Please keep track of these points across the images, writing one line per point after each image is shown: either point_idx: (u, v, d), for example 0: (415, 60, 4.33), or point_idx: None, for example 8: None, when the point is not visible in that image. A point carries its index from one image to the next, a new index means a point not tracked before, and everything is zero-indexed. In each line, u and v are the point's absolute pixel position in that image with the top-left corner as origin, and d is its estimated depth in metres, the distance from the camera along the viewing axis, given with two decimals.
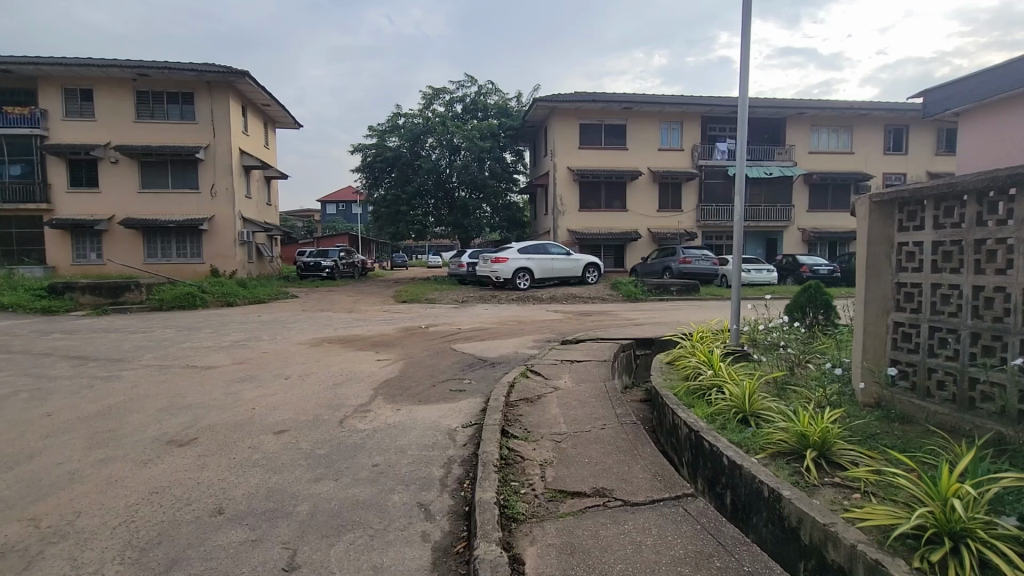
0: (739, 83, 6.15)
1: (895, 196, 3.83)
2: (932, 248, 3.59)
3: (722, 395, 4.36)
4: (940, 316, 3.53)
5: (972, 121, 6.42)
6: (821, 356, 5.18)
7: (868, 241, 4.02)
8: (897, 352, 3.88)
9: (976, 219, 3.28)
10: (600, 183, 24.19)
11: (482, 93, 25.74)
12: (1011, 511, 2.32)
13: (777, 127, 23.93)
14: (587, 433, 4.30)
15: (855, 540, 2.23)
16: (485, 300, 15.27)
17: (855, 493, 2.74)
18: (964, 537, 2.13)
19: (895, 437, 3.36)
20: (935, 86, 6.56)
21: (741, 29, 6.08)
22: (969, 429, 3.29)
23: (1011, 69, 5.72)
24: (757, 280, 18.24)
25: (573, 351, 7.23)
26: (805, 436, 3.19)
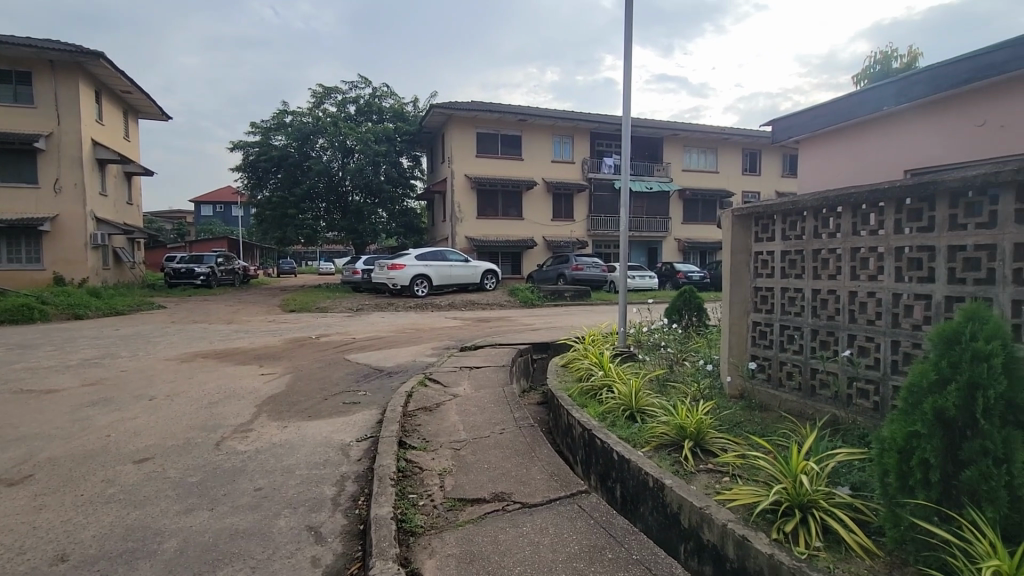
0: (623, 103, 6.65)
1: (751, 211, 4.37)
2: (781, 256, 4.16)
3: (611, 394, 4.64)
4: (789, 316, 4.09)
5: (809, 148, 7.53)
6: (695, 354, 5.74)
7: (731, 250, 4.54)
8: (756, 348, 4.42)
9: (814, 232, 3.86)
10: (497, 191, 24.64)
11: (377, 95, 25.03)
12: (844, 481, 2.74)
13: (656, 146, 26.13)
14: (486, 439, 4.35)
15: (726, 519, 2.49)
16: (381, 307, 14.81)
17: (725, 476, 3.07)
18: (810, 507, 2.49)
19: (755, 424, 3.81)
20: (781, 116, 7.54)
21: (624, 54, 6.58)
22: (812, 412, 3.83)
23: (837, 107, 6.82)
24: (641, 286, 19.67)
25: (471, 358, 7.27)
26: (683, 428, 3.51)
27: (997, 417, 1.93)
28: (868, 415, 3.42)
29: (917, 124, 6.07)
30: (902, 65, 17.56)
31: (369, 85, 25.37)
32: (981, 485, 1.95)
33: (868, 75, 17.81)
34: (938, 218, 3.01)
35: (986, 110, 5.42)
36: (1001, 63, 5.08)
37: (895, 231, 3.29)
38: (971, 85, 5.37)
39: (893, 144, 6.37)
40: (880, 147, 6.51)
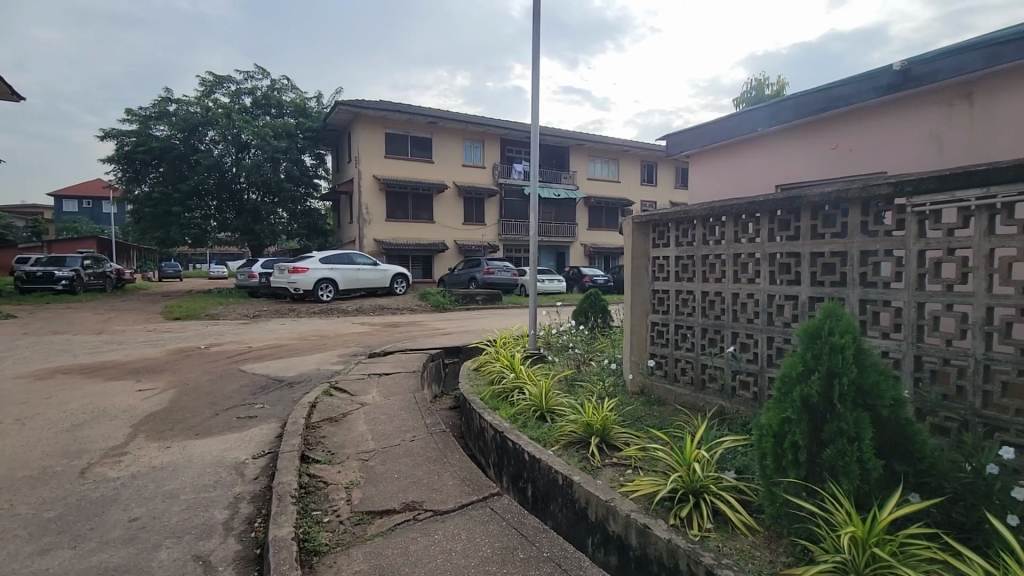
0: (532, 111, 6.83)
1: (649, 218, 4.68)
2: (675, 261, 4.49)
3: (522, 395, 4.74)
4: (682, 316, 4.43)
5: (697, 162, 8.21)
6: (601, 354, 6.02)
7: (631, 255, 4.83)
8: (654, 347, 4.73)
9: (703, 239, 4.22)
10: (407, 194, 24.15)
11: (276, 87, 23.51)
12: (730, 466, 3.02)
13: (563, 155, 27.09)
14: (396, 447, 4.24)
15: (629, 510, 2.64)
16: (281, 313, 13.89)
17: (627, 469, 3.25)
18: (702, 492, 2.70)
19: (654, 418, 4.07)
20: (674, 132, 8.15)
21: (532, 63, 6.77)
22: (702, 404, 4.17)
23: (720, 125, 7.48)
24: (550, 290, 20.26)
25: (381, 364, 7.05)
26: (590, 425, 3.67)
27: (849, 401, 2.23)
28: (749, 405, 3.79)
29: (786, 144, 6.86)
30: (772, 93, 19.83)
31: (267, 76, 23.77)
32: (839, 461, 2.23)
33: (746, 101, 19.89)
34: (803, 228, 3.43)
35: (838, 136, 6.29)
36: (850, 95, 5.91)
37: (769, 239, 3.69)
38: (827, 113, 6.18)
39: (766, 162, 7.14)
40: (756, 164, 7.26)
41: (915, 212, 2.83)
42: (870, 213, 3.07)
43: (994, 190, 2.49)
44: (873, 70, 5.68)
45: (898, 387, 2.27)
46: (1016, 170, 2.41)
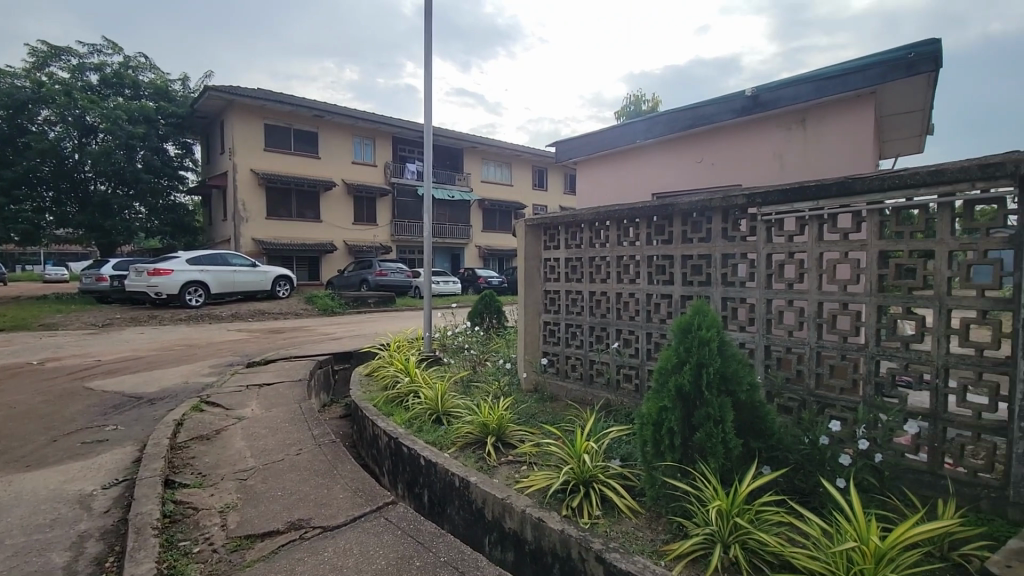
0: (424, 111, 6.73)
1: (540, 221, 4.84)
2: (565, 262, 4.70)
3: (417, 399, 4.65)
4: (572, 315, 4.65)
5: (583, 169, 8.63)
6: (496, 354, 6.11)
7: (525, 256, 4.96)
8: (547, 345, 4.91)
9: (590, 242, 4.46)
10: (290, 190, 22.58)
11: (130, 65, 20.68)
12: (615, 454, 3.22)
13: (456, 156, 27.05)
14: (279, 463, 3.93)
15: (524, 505, 2.70)
16: (139, 321, 12.24)
17: (522, 465, 3.33)
18: (591, 481, 2.85)
19: (546, 414, 4.21)
20: (563, 139, 8.50)
21: (425, 63, 6.68)
22: (590, 398, 4.39)
23: (603, 136, 7.92)
24: (445, 291, 20.15)
25: (261, 374, 6.50)
26: (486, 425, 3.70)
27: (714, 388, 2.50)
28: (631, 396, 4.08)
29: (661, 155, 7.48)
30: (649, 108, 21.61)
31: (119, 52, 20.82)
32: (707, 443, 2.48)
33: (626, 114, 21.44)
34: (675, 233, 3.76)
35: (703, 151, 7.00)
36: (713, 114, 6.60)
37: (647, 243, 4.00)
38: (694, 129, 6.85)
39: (643, 172, 7.73)
40: (636, 173, 7.83)
41: (765, 221, 3.24)
42: (729, 220, 3.46)
43: (823, 203, 2.93)
44: (730, 93, 6.40)
45: (752, 374, 2.59)
46: (839, 187, 2.87)
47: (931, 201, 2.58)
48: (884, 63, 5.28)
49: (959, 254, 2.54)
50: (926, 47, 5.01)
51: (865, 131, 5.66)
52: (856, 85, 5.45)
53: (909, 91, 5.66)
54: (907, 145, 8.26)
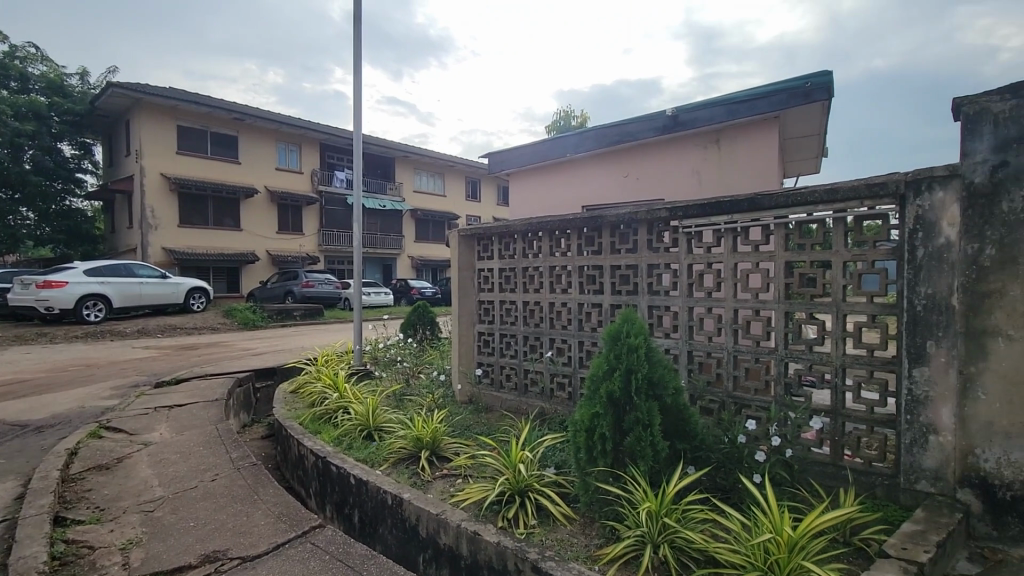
0: (354, 118, 6.56)
1: (474, 231, 4.84)
2: (498, 272, 4.73)
3: (347, 415, 4.47)
4: (506, 324, 4.68)
5: (516, 180, 8.74)
6: (430, 366, 6.01)
7: (458, 266, 4.93)
8: (481, 356, 4.90)
9: (523, 252, 4.52)
10: (207, 197, 21.14)
11: (17, 54, 18.63)
12: (550, 463, 3.25)
13: (388, 165, 26.55)
14: (192, 491, 3.63)
15: (459, 519, 2.66)
16: (25, 339, 10.92)
17: (457, 479, 3.28)
18: (526, 491, 2.85)
19: (482, 426, 4.18)
20: (495, 151, 8.58)
21: (354, 69, 6.53)
22: (525, 408, 4.42)
23: (534, 148, 8.06)
24: (376, 303, 19.61)
25: (173, 394, 5.99)
26: (420, 439, 3.61)
27: (642, 393, 2.59)
28: (565, 404, 4.14)
29: (590, 169, 7.73)
30: (578, 124, 22.36)
31: (3, 39, 18.72)
32: (637, 446, 2.56)
33: (556, 129, 22.03)
34: (604, 244, 3.89)
35: (629, 166, 7.31)
36: (637, 132, 6.93)
37: (578, 253, 4.11)
38: (621, 145, 7.14)
39: (573, 185, 7.96)
40: (566, 186, 8.04)
41: (685, 233, 3.43)
42: (653, 232, 3.62)
43: (737, 217, 3.16)
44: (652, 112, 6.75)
45: (677, 378, 2.72)
46: (750, 202, 3.10)
47: (828, 217, 2.86)
48: (786, 91, 5.80)
49: (852, 264, 2.82)
50: (821, 78, 5.57)
51: (772, 151, 6.16)
52: (763, 109, 5.93)
53: (807, 117, 6.24)
54: (807, 166, 9.08)
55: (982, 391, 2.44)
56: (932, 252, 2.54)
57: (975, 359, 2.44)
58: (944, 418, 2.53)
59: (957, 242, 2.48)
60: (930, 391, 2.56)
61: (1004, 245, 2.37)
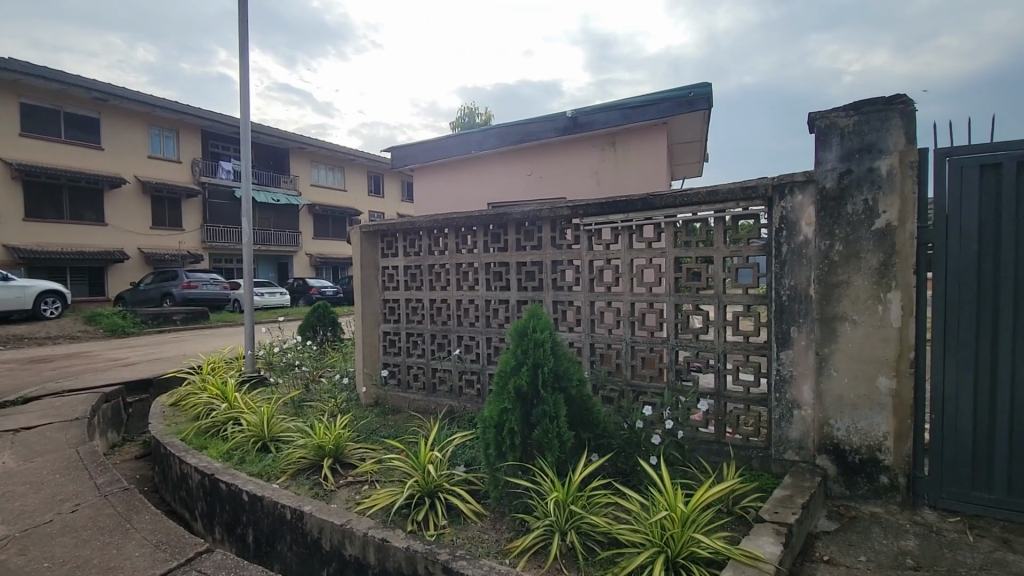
0: (241, 104, 6.04)
1: (377, 228, 4.67)
2: (403, 270, 4.62)
3: (238, 427, 4.12)
4: (413, 323, 4.58)
5: (420, 176, 8.57)
6: (332, 369, 5.72)
7: (360, 264, 4.73)
8: (387, 356, 4.76)
9: (429, 249, 4.45)
10: (61, 186, 18.40)
11: None
12: (460, 461, 3.23)
13: (281, 157, 24.83)
14: (47, 526, 3.13)
15: (366, 528, 2.55)
16: None
17: (364, 485, 3.15)
18: (436, 492, 2.81)
19: (389, 428, 4.06)
20: (398, 146, 8.32)
21: (240, 51, 6.00)
22: (435, 407, 4.35)
23: (439, 144, 7.93)
24: (271, 304, 18.32)
25: (20, 416, 5.15)
26: (322, 447, 3.41)
27: (548, 386, 2.67)
28: (474, 401, 4.14)
29: (495, 166, 7.79)
30: (481, 121, 22.40)
31: None
32: (544, 438, 2.63)
33: (460, 126, 21.91)
34: (510, 241, 3.94)
35: (533, 165, 7.47)
36: (539, 132, 7.08)
37: (484, 250, 4.13)
38: (524, 144, 7.26)
39: (478, 182, 7.97)
40: (472, 183, 8.03)
41: (586, 230, 3.57)
42: (556, 230, 3.73)
43: (632, 216, 3.35)
44: (553, 113, 6.94)
45: (580, 371, 2.83)
46: (643, 202, 3.30)
47: (710, 216, 3.13)
48: (673, 99, 6.26)
49: (730, 259, 3.11)
50: (702, 89, 6.09)
51: (662, 154, 6.61)
52: (653, 115, 6.34)
53: (691, 124, 6.78)
54: (692, 169, 9.87)
55: (834, 369, 2.80)
56: (794, 248, 2.88)
57: (829, 341, 2.81)
58: (805, 394, 2.89)
59: (813, 239, 2.83)
60: (794, 371, 2.91)
61: (849, 242, 2.74)
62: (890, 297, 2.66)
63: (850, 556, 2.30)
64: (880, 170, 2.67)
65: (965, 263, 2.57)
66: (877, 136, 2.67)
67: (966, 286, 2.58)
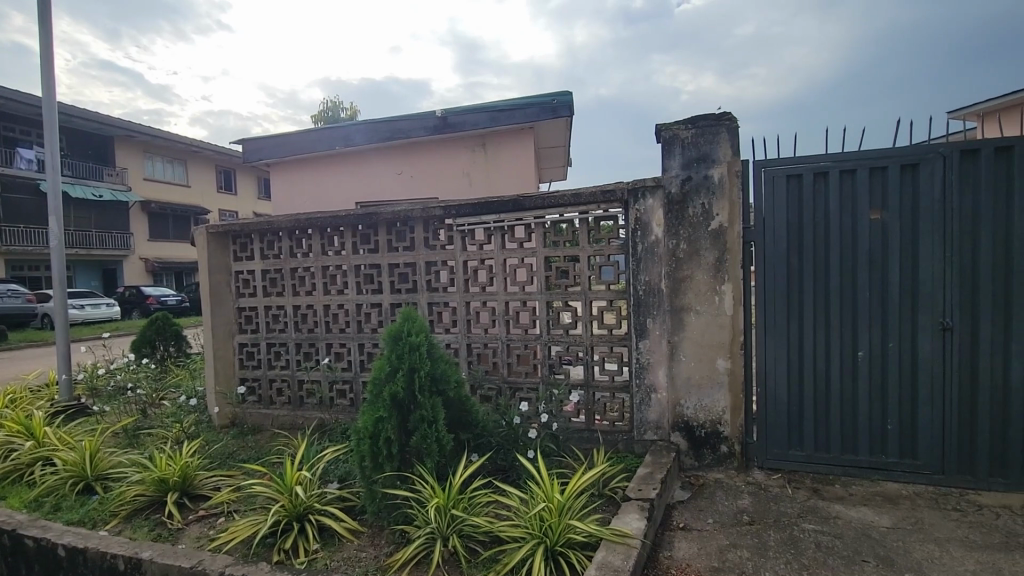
0: (43, 80, 5.03)
1: (228, 228, 4.20)
2: (261, 274, 4.21)
3: (50, 467, 3.42)
4: (274, 333, 4.21)
5: (277, 172, 7.85)
6: (176, 390, 5.02)
7: (207, 270, 4.20)
8: (244, 370, 4.31)
9: (290, 251, 4.11)
10: None
11: None
12: (333, 477, 3.02)
13: (102, 146, 21.30)
14: None
15: (224, 565, 2.28)
16: None
17: (219, 518, 2.81)
18: (306, 515, 2.60)
19: (248, 450, 3.67)
20: (249, 139, 7.53)
21: (40, 15, 4.98)
22: (302, 422, 4.02)
23: (299, 138, 7.34)
24: (95, 318, 15.64)
25: None
26: (164, 480, 2.95)
27: (426, 391, 2.61)
28: (346, 412, 3.92)
29: (363, 164, 7.46)
30: (347, 117, 21.36)
31: None
32: (423, 444, 2.57)
33: (324, 120, 20.69)
34: (381, 242, 3.79)
35: (403, 164, 7.29)
36: (408, 129, 6.90)
37: (353, 251, 3.92)
38: (392, 142, 7.02)
39: (345, 180, 7.56)
40: (338, 181, 7.58)
41: (459, 231, 3.57)
42: (429, 230, 3.67)
43: (503, 217, 3.42)
44: (422, 111, 6.81)
45: (457, 372, 2.82)
46: (514, 203, 3.39)
47: (576, 218, 3.32)
48: (539, 105, 6.52)
49: (594, 258, 3.33)
50: (564, 97, 6.44)
51: (529, 157, 6.87)
52: (520, 119, 6.54)
53: (555, 130, 7.12)
54: (557, 173, 10.39)
55: (683, 354, 3.14)
56: (648, 247, 3.16)
57: (678, 330, 3.14)
58: (659, 378, 3.19)
59: (663, 238, 3.13)
60: (651, 358, 3.20)
61: (691, 241, 3.08)
62: (724, 289, 3.04)
63: (701, 520, 2.59)
64: (713, 177, 3.03)
65: (779, 258, 3.05)
66: (710, 147, 3.04)
67: (780, 278, 3.05)
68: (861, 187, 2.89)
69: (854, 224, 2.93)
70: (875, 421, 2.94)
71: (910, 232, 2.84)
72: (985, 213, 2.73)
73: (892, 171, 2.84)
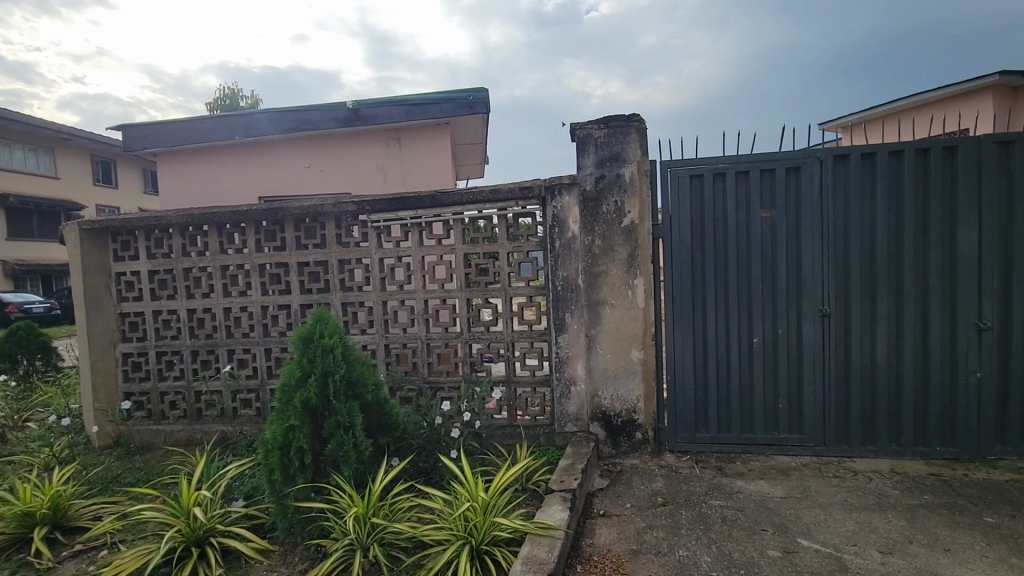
0: None
1: (105, 225, 3.72)
2: (148, 276, 3.79)
3: None
4: (164, 340, 3.80)
5: (165, 163, 7.10)
6: (44, 410, 4.38)
7: (78, 271, 3.69)
8: (129, 384, 3.85)
9: (182, 250, 3.73)
10: None
11: None
12: (236, 495, 2.76)
13: None
14: None
15: None
16: None
17: (100, 552, 2.48)
18: (208, 538, 2.37)
19: (136, 472, 3.28)
20: (129, 125, 6.73)
21: None
22: (200, 436, 3.68)
23: (190, 126, 6.67)
24: None
25: None
26: (30, 514, 2.56)
27: (342, 395, 2.48)
28: (252, 422, 3.65)
29: (267, 156, 6.96)
30: (248, 106, 19.93)
31: None
32: (339, 452, 2.44)
33: (219, 108, 19.18)
34: (288, 239, 3.55)
35: (311, 156, 6.90)
36: (316, 121, 6.49)
37: (256, 249, 3.64)
38: (299, 133, 6.59)
39: (246, 173, 7.02)
40: (238, 174, 7.03)
41: (374, 227, 3.43)
42: (342, 226, 3.49)
43: (420, 213, 3.33)
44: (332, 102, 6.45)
45: (375, 374, 2.70)
46: (431, 199, 3.31)
47: (494, 214, 3.31)
48: (455, 101, 6.42)
49: (512, 254, 3.35)
50: (479, 94, 6.41)
51: (445, 153, 6.78)
52: (436, 114, 6.40)
53: (471, 126, 7.07)
54: (473, 170, 10.37)
55: (599, 347, 3.24)
56: (565, 243, 3.22)
57: (595, 323, 3.23)
58: (578, 371, 3.28)
59: (579, 235, 3.21)
60: (570, 352, 3.27)
61: (606, 238, 3.18)
62: (636, 283, 3.18)
63: (619, 506, 2.68)
64: (625, 176, 3.15)
65: (684, 254, 3.24)
66: (621, 147, 3.15)
67: (686, 272, 3.24)
68: (753, 187, 3.14)
69: (748, 221, 3.18)
70: (768, 402, 3.22)
71: (793, 229, 3.14)
72: (855, 212, 3.07)
73: (779, 173, 3.12)
